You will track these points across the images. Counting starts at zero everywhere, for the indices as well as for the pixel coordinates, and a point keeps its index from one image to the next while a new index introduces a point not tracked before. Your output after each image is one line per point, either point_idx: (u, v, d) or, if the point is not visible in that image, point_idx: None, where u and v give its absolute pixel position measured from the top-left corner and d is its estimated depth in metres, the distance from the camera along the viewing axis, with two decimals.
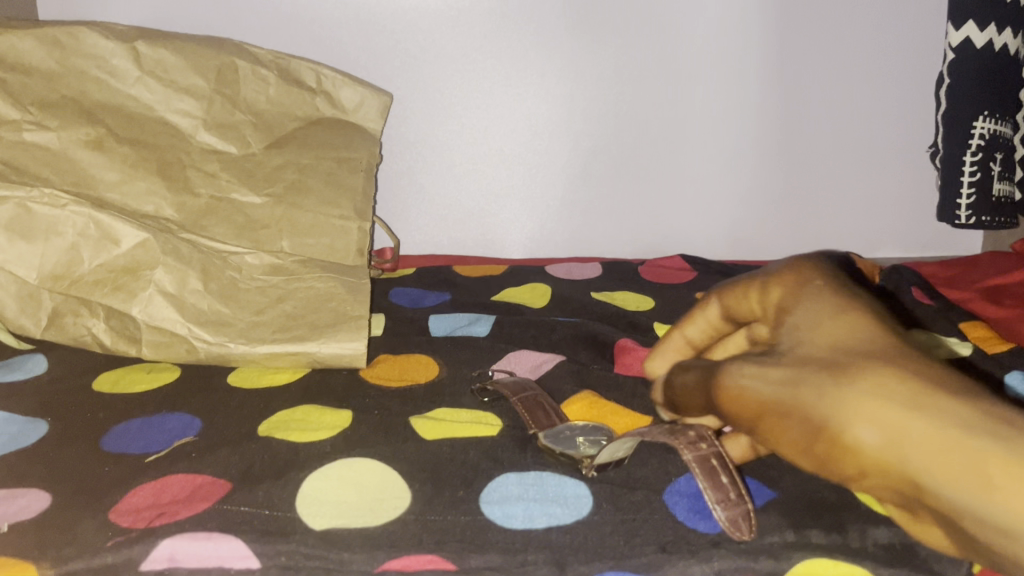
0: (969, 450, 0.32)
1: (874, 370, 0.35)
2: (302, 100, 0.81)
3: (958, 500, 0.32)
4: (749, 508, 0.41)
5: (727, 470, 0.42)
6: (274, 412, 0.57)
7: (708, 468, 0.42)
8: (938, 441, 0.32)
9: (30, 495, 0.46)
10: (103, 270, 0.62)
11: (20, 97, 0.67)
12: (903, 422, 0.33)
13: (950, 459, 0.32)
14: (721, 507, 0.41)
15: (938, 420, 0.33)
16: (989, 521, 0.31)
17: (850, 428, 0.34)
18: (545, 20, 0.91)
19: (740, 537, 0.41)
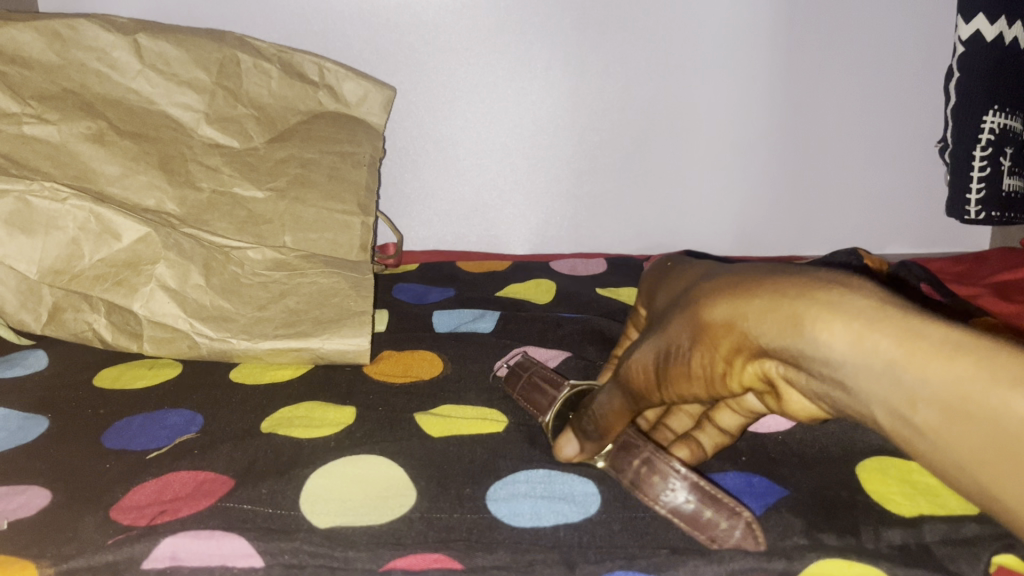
0: (797, 311, 0.33)
1: (716, 283, 0.38)
2: (304, 94, 0.81)
3: (816, 363, 0.33)
4: (746, 523, 0.40)
5: (709, 500, 0.41)
6: (277, 408, 0.56)
7: (696, 502, 0.41)
8: (774, 313, 0.34)
9: (31, 491, 0.46)
10: (105, 264, 0.62)
11: (20, 90, 0.66)
12: (741, 311, 0.35)
13: (784, 324, 0.34)
14: (723, 535, 0.40)
15: (772, 299, 0.34)
16: (850, 375, 0.32)
17: (704, 339, 0.37)
18: (550, 13, 0.90)
19: (755, 550, 0.40)
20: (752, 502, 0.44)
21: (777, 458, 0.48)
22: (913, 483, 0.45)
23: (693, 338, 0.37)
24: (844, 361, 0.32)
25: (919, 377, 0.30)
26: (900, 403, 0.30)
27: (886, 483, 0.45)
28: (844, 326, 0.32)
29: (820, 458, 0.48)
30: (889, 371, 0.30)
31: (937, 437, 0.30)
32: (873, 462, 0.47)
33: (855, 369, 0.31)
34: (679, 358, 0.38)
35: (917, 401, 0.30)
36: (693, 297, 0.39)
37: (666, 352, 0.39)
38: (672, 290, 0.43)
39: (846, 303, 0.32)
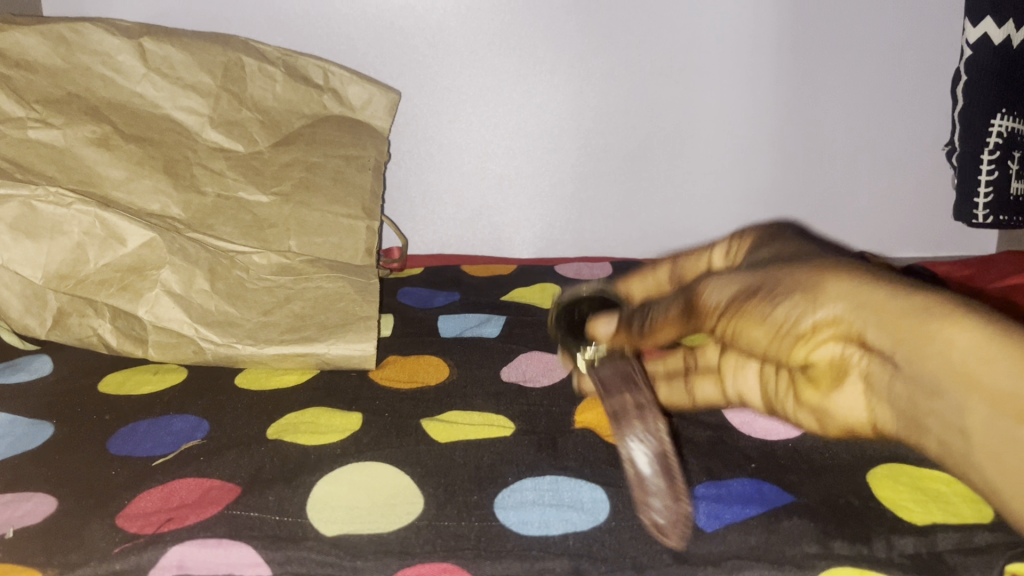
0: (898, 299, 0.38)
1: (830, 261, 0.43)
2: (309, 98, 0.80)
3: (901, 333, 0.37)
4: (682, 516, 0.40)
5: (666, 477, 0.40)
6: (283, 414, 0.56)
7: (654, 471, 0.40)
8: (881, 291, 0.39)
9: (36, 499, 0.45)
10: (109, 269, 0.61)
11: (25, 94, 0.66)
12: (847, 283, 0.40)
13: (885, 301, 0.38)
14: (658, 511, 0.40)
15: (881, 283, 0.39)
16: (930, 349, 0.36)
17: (802, 289, 0.41)
18: (555, 16, 0.89)
19: (671, 543, 0.40)
20: (763, 508, 0.44)
21: (786, 464, 0.48)
22: (924, 490, 0.45)
23: (793, 286, 0.41)
24: (932, 333, 0.36)
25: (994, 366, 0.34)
26: (958, 380, 0.35)
27: (896, 491, 0.45)
28: (949, 317, 0.36)
29: (830, 465, 0.48)
30: (963, 355, 0.35)
31: (987, 419, 0.34)
32: (883, 469, 0.47)
33: (938, 347, 0.36)
34: (767, 300, 0.42)
35: (981, 383, 0.34)
36: (804, 263, 0.43)
37: (755, 289, 0.43)
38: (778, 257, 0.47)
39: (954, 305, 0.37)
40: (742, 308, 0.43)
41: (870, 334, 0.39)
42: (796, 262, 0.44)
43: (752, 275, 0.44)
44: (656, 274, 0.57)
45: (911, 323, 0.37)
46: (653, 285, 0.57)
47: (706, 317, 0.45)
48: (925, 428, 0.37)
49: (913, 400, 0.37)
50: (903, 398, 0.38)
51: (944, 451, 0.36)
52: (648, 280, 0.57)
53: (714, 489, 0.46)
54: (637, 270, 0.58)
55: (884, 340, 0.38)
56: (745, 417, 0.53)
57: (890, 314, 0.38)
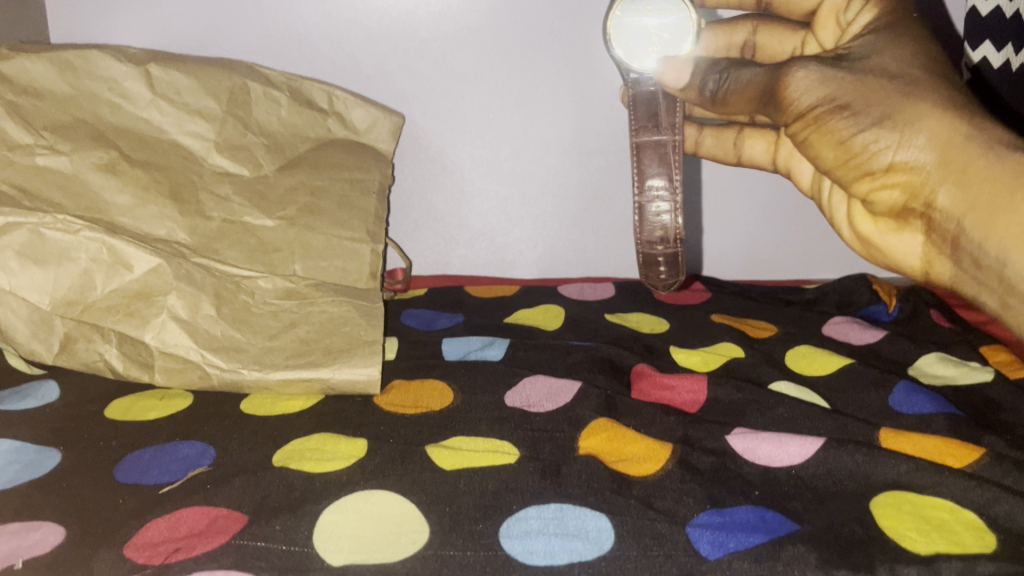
0: (988, 161, 0.50)
1: (927, 95, 0.53)
2: (314, 122, 0.81)
3: (952, 175, 0.52)
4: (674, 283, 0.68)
5: (666, 270, 0.67)
6: (288, 440, 0.56)
7: (655, 263, 0.67)
8: (967, 151, 0.51)
9: (44, 528, 0.46)
10: (116, 296, 0.62)
11: (33, 121, 0.67)
12: (936, 120, 0.52)
13: (967, 157, 0.51)
14: (658, 283, 0.68)
15: (972, 134, 0.51)
16: (1010, 215, 0.49)
17: (891, 114, 0.53)
18: (558, 39, 0.90)
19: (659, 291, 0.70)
20: (767, 537, 0.44)
21: (790, 491, 0.48)
22: (927, 518, 0.45)
23: (875, 116, 0.53)
24: (1008, 213, 0.49)
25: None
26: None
27: (900, 518, 0.45)
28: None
29: (833, 492, 0.48)
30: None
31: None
32: (885, 497, 0.47)
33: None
34: (852, 116, 0.54)
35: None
36: (904, 92, 0.53)
37: (846, 111, 0.54)
38: (870, 63, 0.55)
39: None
40: (824, 115, 0.55)
41: (945, 186, 0.52)
42: (891, 80, 0.54)
43: (844, 84, 0.54)
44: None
45: (995, 186, 0.50)
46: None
47: (796, 113, 0.56)
48: (988, 267, 0.51)
49: (956, 231, 0.53)
50: (944, 234, 0.54)
51: (970, 263, 0.52)
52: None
53: (718, 518, 0.46)
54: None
55: (958, 201, 0.52)
56: (749, 442, 0.53)
57: (978, 174, 0.50)
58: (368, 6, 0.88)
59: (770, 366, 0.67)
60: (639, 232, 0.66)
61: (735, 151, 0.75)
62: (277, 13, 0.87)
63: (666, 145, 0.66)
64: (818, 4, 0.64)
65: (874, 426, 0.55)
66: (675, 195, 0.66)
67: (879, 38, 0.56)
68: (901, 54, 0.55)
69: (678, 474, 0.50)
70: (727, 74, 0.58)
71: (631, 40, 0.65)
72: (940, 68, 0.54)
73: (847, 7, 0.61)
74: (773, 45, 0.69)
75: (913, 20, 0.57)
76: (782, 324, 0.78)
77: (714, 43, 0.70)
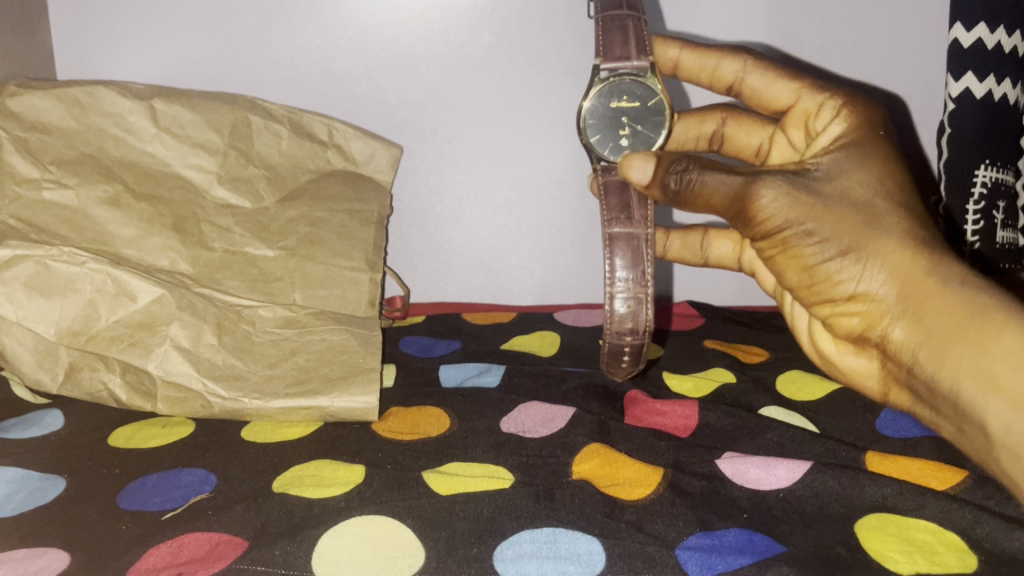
0: (947, 294, 0.52)
1: (890, 228, 0.55)
2: (315, 154, 0.83)
3: (911, 309, 0.54)
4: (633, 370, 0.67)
5: (627, 358, 0.66)
6: (288, 466, 0.57)
7: (615, 354, 0.66)
8: (927, 285, 0.53)
9: (50, 554, 0.47)
10: (120, 326, 0.63)
11: (41, 156, 0.68)
12: (896, 254, 0.55)
13: (927, 288, 0.53)
14: (617, 371, 0.67)
15: (931, 271, 0.53)
16: (976, 359, 0.50)
17: (855, 245, 0.55)
18: (553, 71, 0.92)
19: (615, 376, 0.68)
20: (754, 559, 0.45)
21: (778, 514, 0.50)
22: (910, 539, 0.46)
23: (841, 244, 0.56)
24: (959, 346, 0.51)
25: (1016, 372, 0.48)
26: (982, 380, 0.49)
27: (884, 540, 0.46)
28: (1002, 320, 0.49)
29: (819, 515, 0.49)
30: (994, 362, 0.49)
31: (972, 400, 0.50)
32: (870, 519, 0.48)
33: (980, 356, 0.50)
34: (817, 240, 0.56)
35: (1003, 387, 0.48)
36: (869, 223, 0.56)
37: (812, 235, 0.56)
38: (836, 187, 0.57)
39: (995, 304, 0.50)
40: (792, 238, 0.57)
41: (903, 319, 0.55)
42: (856, 209, 0.56)
43: (812, 205, 0.56)
44: (711, 58, 0.67)
45: (953, 324, 0.51)
46: (701, 59, 0.68)
47: (764, 234, 0.58)
48: (940, 397, 0.53)
49: (911, 364, 0.55)
50: (899, 364, 0.56)
51: (922, 394, 0.54)
52: (697, 55, 0.67)
53: (707, 540, 0.47)
54: (697, 45, 0.68)
55: (917, 333, 0.54)
56: (738, 466, 0.55)
57: (936, 308, 0.52)
58: (366, 41, 0.90)
59: (761, 391, 0.69)
60: (610, 321, 0.65)
61: (702, 252, 0.75)
62: (278, 48, 0.90)
63: (638, 238, 0.66)
64: (790, 105, 0.65)
65: (861, 450, 0.57)
66: (644, 287, 0.65)
67: (844, 158, 0.59)
68: (867, 179, 0.57)
69: (668, 498, 0.51)
70: (688, 174, 0.57)
71: (604, 128, 0.69)
72: (903, 198, 0.57)
73: (817, 115, 0.63)
74: (740, 137, 0.73)
75: (881, 138, 0.59)
76: (773, 349, 0.79)
77: (687, 130, 0.74)
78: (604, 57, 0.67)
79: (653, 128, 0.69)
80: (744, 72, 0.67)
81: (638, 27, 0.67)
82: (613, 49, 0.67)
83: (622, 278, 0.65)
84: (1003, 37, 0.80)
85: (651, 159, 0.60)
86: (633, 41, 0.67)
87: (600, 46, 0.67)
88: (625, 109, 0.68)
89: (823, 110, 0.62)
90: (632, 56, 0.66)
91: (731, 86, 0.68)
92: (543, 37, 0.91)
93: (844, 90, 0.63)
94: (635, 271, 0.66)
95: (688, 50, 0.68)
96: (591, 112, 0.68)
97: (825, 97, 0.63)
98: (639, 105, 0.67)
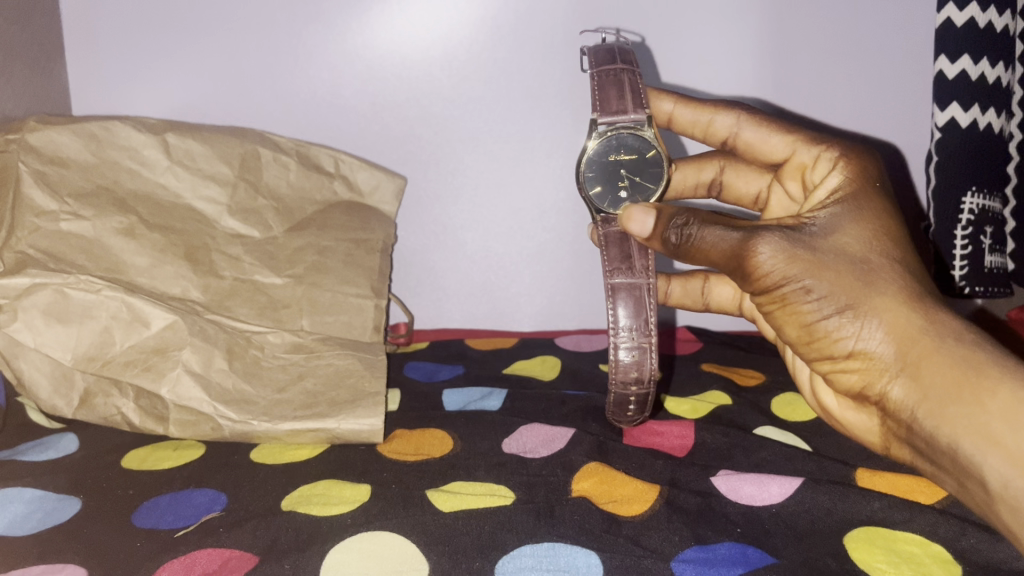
0: (944, 352, 0.51)
1: (889, 284, 0.54)
2: (321, 185, 0.86)
3: (909, 368, 0.52)
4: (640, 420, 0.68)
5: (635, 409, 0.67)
6: (297, 486, 0.59)
7: (622, 404, 0.67)
8: (926, 344, 0.52)
9: (68, 569, 0.48)
10: (135, 351, 0.66)
11: (59, 189, 0.70)
12: (895, 311, 0.53)
13: (926, 347, 0.52)
14: (623, 420, 0.68)
15: (928, 329, 0.52)
16: (975, 418, 0.48)
17: (853, 302, 0.54)
18: (550, 105, 0.95)
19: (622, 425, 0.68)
20: (745, 570, 0.47)
21: (771, 529, 0.51)
22: (898, 551, 0.48)
23: (839, 301, 0.54)
24: (956, 405, 0.49)
25: (1014, 430, 0.46)
26: (978, 438, 0.47)
27: (871, 552, 0.48)
28: (1000, 377, 0.48)
29: (810, 528, 0.51)
30: (992, 420, 0.47)
31: (964, 459, 0.48)
32: (859, 532, 0.50)
33: (978, 417, 0.48)
34: (814, 296, 0.55)
35: (1001, 446, 0.46)
36: (867, 279, 0.54)
37: (809, 292, 0.55)
38: (833, 243, 0.56)
39: (990, 362, 0.49)
40: (790, 292, 0.55)
41: (902, 378, 0.53)
42: (854, 265, 0.55)
43: (809, 260, 0.55)
44: (706, 112, 0.69)
45: (949, 382, 0.50)
46: (696, 114, 0.69)
47: (762, 288, 0.57)
48: (939, 454, 0.50)
49: (910, 426, 0.53)
50: (898, 425, 0.54)
51: (920, 452, 0.52)
52: (692, 111, 0.69)
53: (701, 553, 0.49)
54: (692, 100, 0.70)
55: (915, 393, 0.52)
56: (732, 483, 0.57)
57: (934, 367, 0.51)
58: (371, 76, 0.93)
59: (756, 412, 0.71)
60: (615, 371, 0.66)
61: (703, 297, 0.77)
62: (286, 83, 0.93)
63: (642, 288, 0.69)
64: (786, 157, 0.68)
65: (851, 467, 0.59)
66: (647, 336, 0.67)
67: (842, 212, 0.58)
68: (864, 235, 0.56)
69: (664, 514, 0.53)
70: (688, 229, 0.59)
71: (603, 180, 0.71)
72: (901, 255, 0.56)
73: (814, 167, 0.65)
74: (739, 185, 0.75)
75: (877, 193, 0.59)
76: (768, 372, 0.81)
77: (685, 178, 0.76)
78: (601, 111, 0.69)
79: (653, 179, 0.70)
80: (738, 127, 0.68)
81: (633, 81, 0.70)
82: (610, 103, 0.69)
83: (624, 328, 0.67)
84: (987, 68, 0.83)
85: (652, 212, 0.62)
86: (629, 95, 0.69)
87: (597, 101, 0.69)
88: (623, 161, 0.69)
89: (819, 162, 0.64)
90: (629, 109, 0.69)
91: (725, 139, 0.69)
92: (543, 73, 0.94)
93: (839, 141, 0.65)
94: (637, 321, 0.67)
95: (683, 105, 0.70)
96: (590, 163, 0.70)
97: (822, 149, 0.65)
98: (636, 156, 0.69)
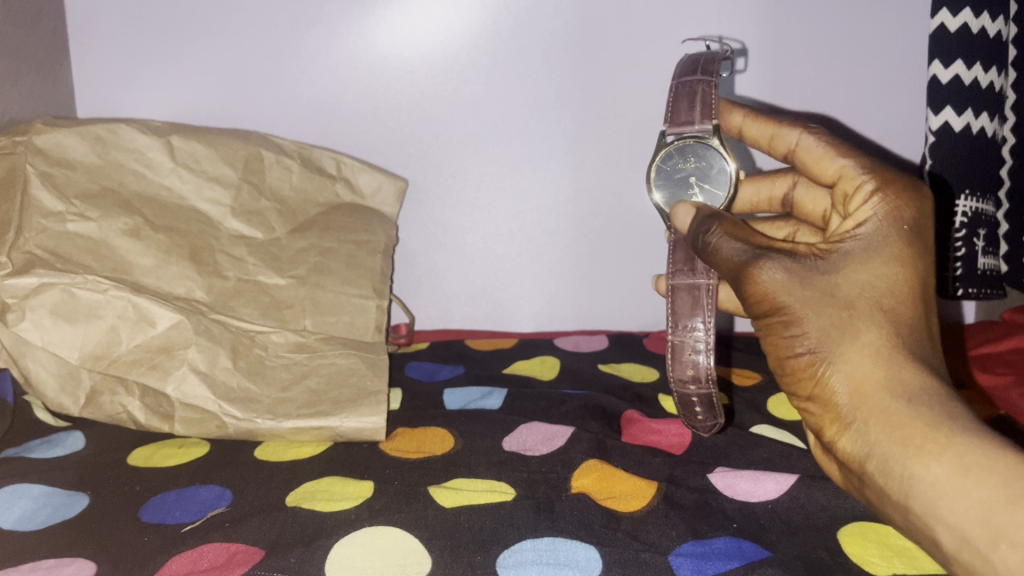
0: (902, 408, 0.48)
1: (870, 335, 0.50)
2: (324, 187, 0.87)
3: (866, 422, 0.49)
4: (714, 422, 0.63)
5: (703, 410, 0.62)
6: (300, 483, 0.60)
7: (688, 406, 0.63)
8: (887, 399, 0.49)
9: (77, 564, 0.49)
10: (141, 350, 0.67)
11: (65, 190, 0.71)
12: (863, 361, 0.50)
13: (882, 401, 0.49)
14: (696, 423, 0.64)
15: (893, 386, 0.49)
16: (920, 483, 0.45)
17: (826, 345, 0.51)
18: (549, 109, 0.96)
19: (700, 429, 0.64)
20: (742, 563, 0.48)
21: (767, 524, 0.52)
22: (891, 546, 0.49)
23: (816, 340, 0.51)
24: (904, 463, 0.46)
25: (955, 506, 0.44)
26: (924, 504, 0.45)
27: (865, 546, 0.49)
28: (950, 439, 0.45)
29: (806, 523, 0.52)
30: (936, 490, 0.45)
31: (916, 520, 0.46)
32: (853, 527, 0.51)
33: (924, 477, 0.45)
34: (795, 331, 0.52)
35: (942, 516, 0.44)
36: (847, 324, 0.51)
37: (790, 325, 0.52)
38: (829, 280, 0.52)
39: (948, 425, 0.46)
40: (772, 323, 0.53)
41: (855, 427, 0.50)
42: (838, 306, 0.51)
43: (802, 295, 0.51)
44: (771, 126, 0.64)
45: (901, 441, 0.47)
46: (763, 128, 0.65)
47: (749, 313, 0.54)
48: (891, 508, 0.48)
49: (861, 475, 0.50)
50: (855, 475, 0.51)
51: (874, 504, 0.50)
52: (759, 124, 0.65)
53: (698, 547, 0.50)
54: (761, 114, 0.65)
55: (866, 443, 0.49)
56: (728, 479, 0.58)
57: (887, 421, 0.48)
58: (371, 80, 0.94)
59: (753, 412, 0.72)
60: (670, 371, 0.62)
61: None
62: (288, 86, 0.94)
63: (700, 288, 0.63)
64: (836, 181, 0.60)
65: None
66: (706, 340, 0.61)
67: (857, 249, 0.54)
68: (864, 280, 0.52)
69: (662, 510, 0.54)
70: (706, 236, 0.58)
71: (672, 188, 0.68)
72: (896, 309, 0.51)
73: (853, 199, 0.58)
74: (807, 203, 0.70)
75: (899, 238, 0.54)
76: (765, 372, 0.82)
77: (756, 193, 0.73)
78: (670, 122, 0.66)
79: (722, 187, 0.67)
80: (797, 145, 0.63)
81: (706, 92, 0.66)
82: (679, 114, 0.66)
83: (683, 329, 0.63)
84: (979, 73, 0.85)
85: (694, 212, 0.61)
86: (699, 104, 0.65)
87: (667, 112, 0.66)
88: (691, 170, 0.67)
89: (858, 193, 0.57)
90: (696, 121, 0.65)
91: (786, 155, 0.64)
92: (542, 77, 0.95)
93: (892, 175, 0.56)
94: (696, 323, 0.62)
95: (752, 118, 0.66)
96: (658, 174, 0.68)
97: (865, 181, 0.57)
98: (704, 166, 0.66)
